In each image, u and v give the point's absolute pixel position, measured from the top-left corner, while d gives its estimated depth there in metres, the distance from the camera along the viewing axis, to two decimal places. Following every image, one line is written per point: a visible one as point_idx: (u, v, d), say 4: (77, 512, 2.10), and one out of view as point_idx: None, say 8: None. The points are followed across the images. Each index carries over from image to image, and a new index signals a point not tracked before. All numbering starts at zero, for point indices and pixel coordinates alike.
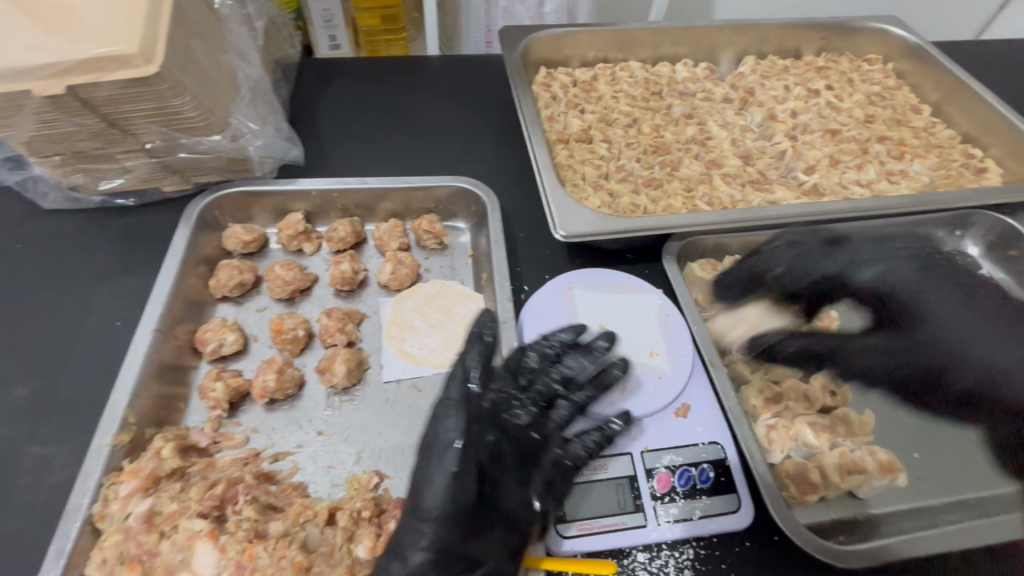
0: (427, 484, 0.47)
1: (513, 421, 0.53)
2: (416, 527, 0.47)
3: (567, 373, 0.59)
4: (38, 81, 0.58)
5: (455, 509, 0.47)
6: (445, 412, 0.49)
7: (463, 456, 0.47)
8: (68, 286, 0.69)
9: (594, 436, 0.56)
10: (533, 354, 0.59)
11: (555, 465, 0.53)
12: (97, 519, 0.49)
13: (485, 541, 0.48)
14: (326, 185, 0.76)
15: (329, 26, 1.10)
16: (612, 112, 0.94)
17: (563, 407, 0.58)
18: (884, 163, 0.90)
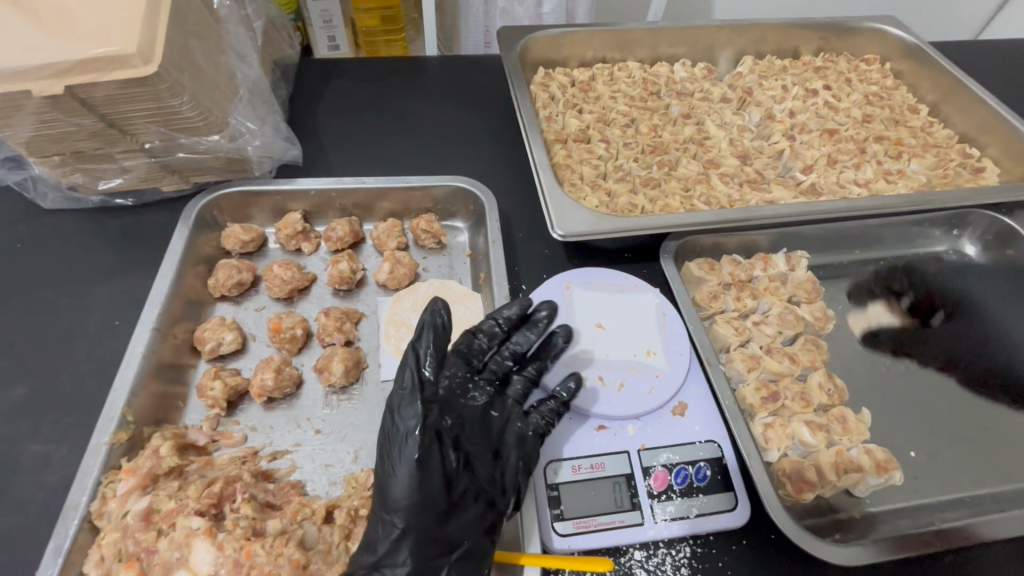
0: (391, 477, 0.49)
1: (469, 405, 0.55)
2: (388, 519, 0.48)
3: (515, 349, 0.60)
4: (37, 81, 0.58)
5: (426, 495, 0.49)
6: (401, 405, 0.50)
7: (423, 444, 0.49)
8: (68, 285, 0.69)
9: (550, 405, 0.58)
10: (482, 335, 0.60)
11: (517, 437, 0.54)
12: (94, 517, 0.49)
13: (459, 521, 0.49)
14: (325, 185, 0.76)
15: (328, 26, 1.11)
16: (610, 112, 0.94)
17: (517, 382, 0.59)
18: (882, 162, 0.90)
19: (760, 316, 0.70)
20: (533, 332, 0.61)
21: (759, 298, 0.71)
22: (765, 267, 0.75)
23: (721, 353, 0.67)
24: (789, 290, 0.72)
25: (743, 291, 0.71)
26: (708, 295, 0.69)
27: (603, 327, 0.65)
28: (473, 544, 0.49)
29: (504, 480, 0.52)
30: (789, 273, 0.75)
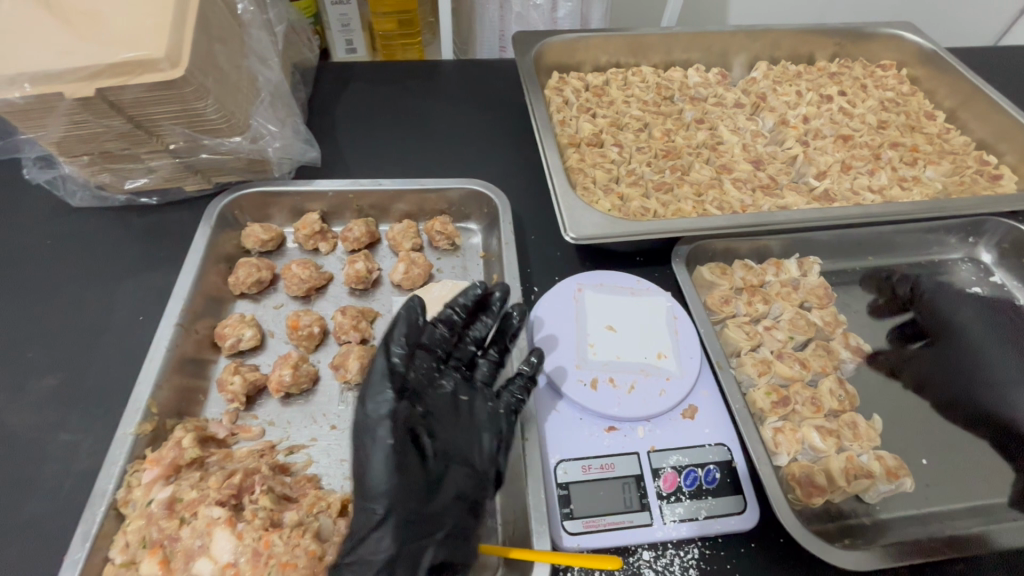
0: (368, 466, 0.49)
1: (438, 392, 0.56)
2: (368, 507, 0.49)
3: (477, 335, 0.61)
4: (69, 84, 0.60)
5: (404, 480, 0.49)
6: (371, 393, 0.51)
7: (396, 431, 0.50)
8: (95, 281, 0.71)
9: (518, 383, 0.58)
10: (441, 324, 0.58)
11: (489, 415, 0.57)
12: (120, 505, 0.50)
13: (441, 502, 0.51)
14: (344, 187, 0.78)
15: (346, 30, 1.13)
16: (623, 117, 0.95)
17: (484, 365, 0.60)
18: (897, 169, 0.90)
19: (772, 321, 0.70)
20: (491, 317, 0.61)
21: (771, 303, 0.71)
22: (778, 272, 0.75)
23: (732, 357, 0.68)
24: (801, 296, 0.72)
25: (755, 296, 0.71)
26: (720, 299, 0.70)
27: (613, 329, 0.66)
28: (455, 522, 0.51)
29: (481, 458, 0.55)
30: (801, 278, 0.75)
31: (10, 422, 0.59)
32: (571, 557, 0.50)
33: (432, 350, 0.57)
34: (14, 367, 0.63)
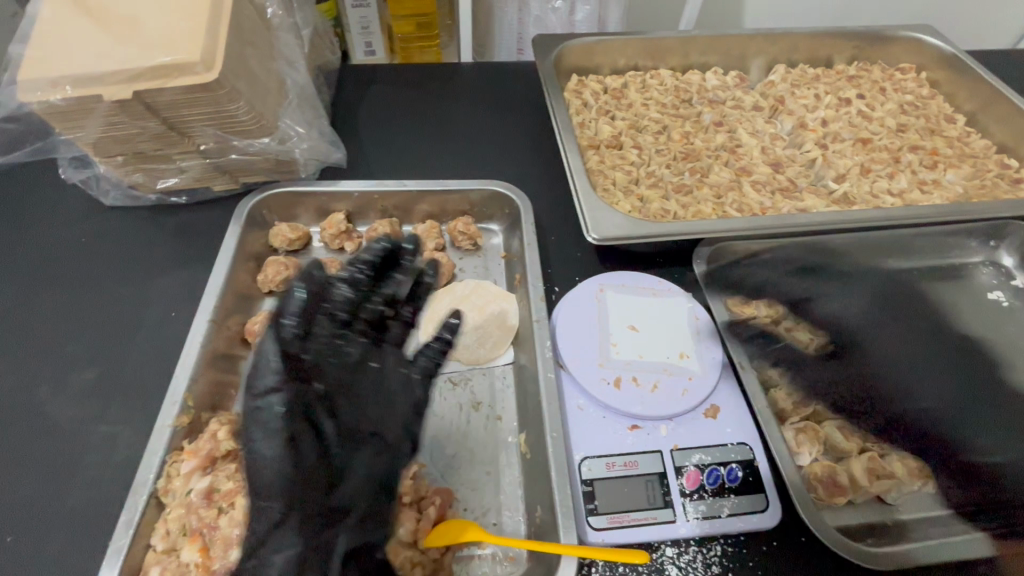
0: (260, 457, 0.47)
1: (342, 361, 0.51)
2: (264, 506, 0.47)
3: (388, 291, 0.56)
4: (107, 86, 0.62)
5: (303, 472, 0.47)
6: (259, 374, 0.49)
7: (288, 424, 0.47)
8: (129, 278, 0.73)
9: (434, 345, 0.55)
10: (344, 284, 0.53)
11: (403, 382, 0.54)
12: (161, 494, 0.52)
13: (347, 491, 0.49)
14: (369, 188, 0.80)
15: (366, 33, 1.14)
16: (642, 119, 0.96)
17: (398, 326, 0.56)
18: (917, 172, 0.90)
19: (792, 323, 0.71)
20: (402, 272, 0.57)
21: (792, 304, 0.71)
22: (797, 274, 0.76)
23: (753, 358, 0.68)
24: (821, 298, 0.73)
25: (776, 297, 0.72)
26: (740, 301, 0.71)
27: (635, 330, 0.67)
28: (369, 506, 0.50)
29: (395, 433, 0.52)
30: (821, 280, 0.76)
31: (53, 413, 0.62)
32: (595, 550, 0.51)
33: (335, 315, 0.52)
34: (56, 361, 0.66)
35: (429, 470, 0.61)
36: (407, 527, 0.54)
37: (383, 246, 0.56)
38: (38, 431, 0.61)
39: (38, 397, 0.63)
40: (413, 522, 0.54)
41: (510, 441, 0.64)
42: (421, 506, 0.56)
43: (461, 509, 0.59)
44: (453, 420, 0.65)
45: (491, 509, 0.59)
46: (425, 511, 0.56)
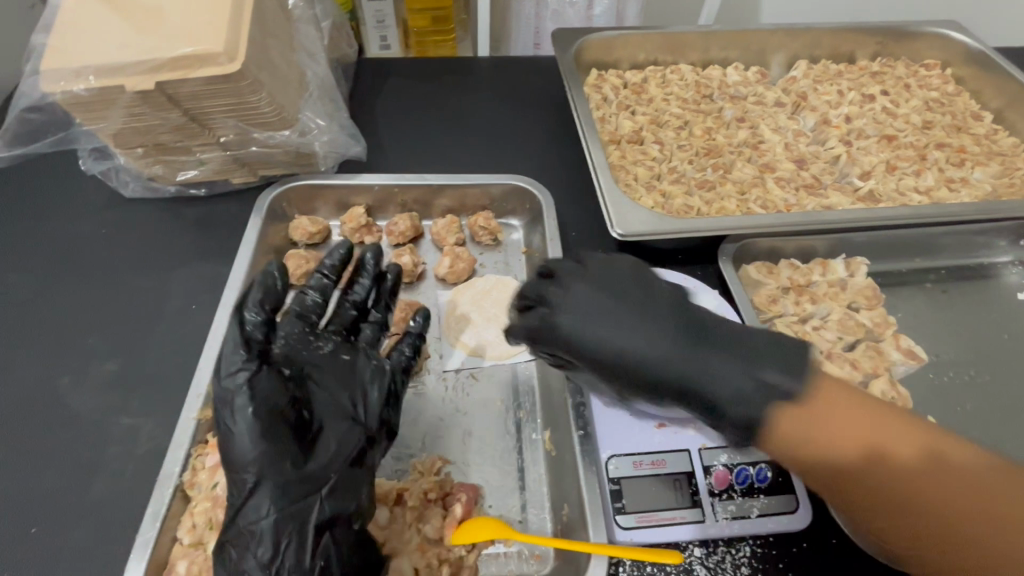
0: (232, 438, 0.49)
1: (315, 352, 0.57)
2: (238, 479, 0.49)
3: (356, 299, 0.63)
4: (130, 77, 0.62)
5: (275, 444, 0.49)
6: (224, 363, 0.51)
7: (256, 402, 0.49)
8: (149, 270, 0.73)
9: (408, 343, 0.63)
10: (312, 291, 0.60)
11: (373, 370, 0.58)
12: (186, 487, 0.52)
13: (319, 460, 0.51)
14: (389, 181, 0.79)
15: (381, 26, 1.13)
16: (663, 114, 0.95)
17: (367, 329, 0.63)
18: (944, 170, 0.89)
19: (820, 321, 0.70)
20: (366, 278, 0.64)
21: (818, 302, 0.71)
22: (824, 273, 0.75)
23: None
24: (848, 296, 0.73)
25: (802, 296, 0.72)
26: (767, 299, 0.71)
27: None
28: (342, 476, 0.51)
29: (366, 412, 0.56)
30: (848, 279, 0.75)
31: (74, 405, 0.62)
32: (627, 550, 0.51)
33: (304, 318, 0.59)
34: (77, 352, 0.65)
35: (454, 467, 0.61)
36: (435, 523, 0.55)
37: (345, 253, 0.62)
38: (59, 422, 0.61)
39: (59, 388, 0.63)
40: (439, 519, 0.55)
41: (534, 439, 0.64)
42: (446, 503, 0.57)
43: (486, 506, 0.59)
44: (476, 415, 0.65)
45: (516, 505, 0.59)
46: (452, 508, 0.56)
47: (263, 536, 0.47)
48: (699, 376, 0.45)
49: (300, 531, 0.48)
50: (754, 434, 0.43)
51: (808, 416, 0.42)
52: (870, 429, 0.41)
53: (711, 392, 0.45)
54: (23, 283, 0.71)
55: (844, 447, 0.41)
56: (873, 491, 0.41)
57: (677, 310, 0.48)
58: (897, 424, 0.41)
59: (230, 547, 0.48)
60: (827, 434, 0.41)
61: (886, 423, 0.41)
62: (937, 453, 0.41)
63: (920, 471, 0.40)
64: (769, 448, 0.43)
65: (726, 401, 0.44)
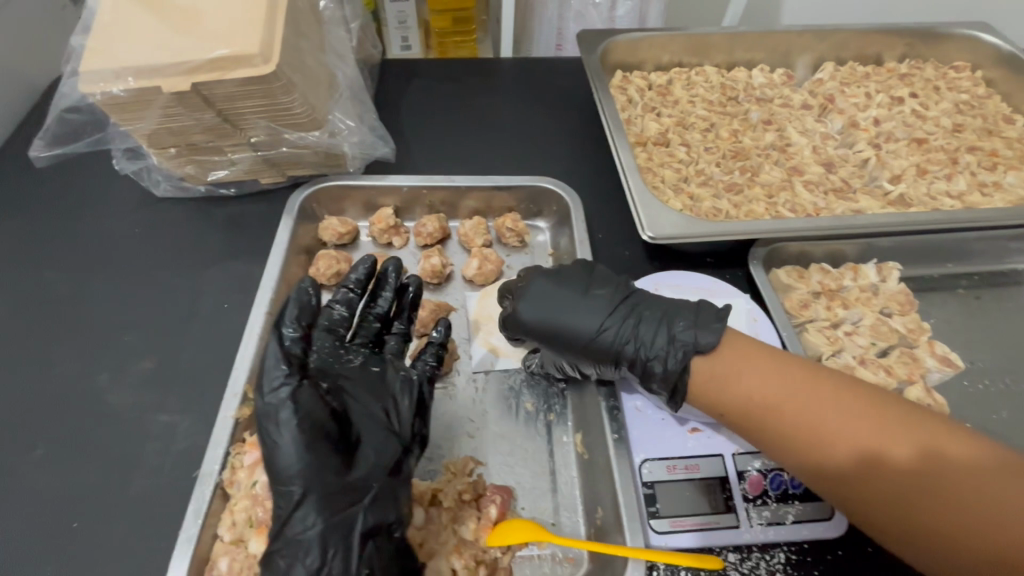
0: (277, 450, 0.51)
1: (347, 365, 0.59)
2: (285, 491, 0.51)
3: (379, 311, 0.64)
4: (166, 79, 0.61)
5: (317, 456, 0.51)
6: (266, 379, 0.54)
7: (297, 413, 0.52)
8: (182, 269, 0.74)
9: (431, 352, 0.64)
10: (339, 305, 0.62)
11: (402, 380, 0.60)
12: (226, 485, 0.55)
13: (360, 469, 0.53)
14: (418, 182, 0.80)
15: (403, 28, 1.11)
16: (689, 116, 0.94)
17: (393, 340, 0.64)
18: (976, 174, 0.88)
19: (852, 326, 0.70)
20: (387, 290, 0.65)
21: (851, 308, 0.71)
22: (856, 277, 0.75)
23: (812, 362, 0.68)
24: (880, 301, 0.73)
25: (834, 300, 0.72)
26: (799, 303, 0.71)
27: None
28: (383, 485, 0.53)
29: (399, 421, 0.57)
30: (880, 284, 0.75)
31: (112, 402, 0.63)
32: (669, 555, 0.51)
33: (333, 331, 0.60)
34: (114, 350, 0.66)
35: (486, 468, 0.62)
36: (471, 525, 0.58)
37: (369, 268, 0.64)
38: (98, 419, 0.61)
39: (96, 385, 0.64)
40: (475, 521, 0.58)
41: (565, 441, 0.65)
42: (481, 504, 0.58)
43: (518, 508, 0.60)
44: (505, 417, 0.65)
45: (549, 508, 0.60)
46: (487, 509, 0.58)
47: (311, 545, 0.49)
48: (632, 339, 0.58)
49: (346, 538, 0.50)
50: (675, 385, 0.56)
51: (717, 365, 0.54)
52: (775, 378, 0.52)
53: (641, 351, 0.57)
54: (59, 281, 0.72)
55: (757, 390, 0.52)
56: (789, 433, 0.50)
57: (611, 290, 0.62)
58: (798, 373, 0.52)
59: (278, 556, 0.49)
60: (735, 379, 0.53)
61: (786, 373, 0.52)
62: (838, 395, 0.50)
63: (821, 406, 0.50)
64: (694, 399, 0.56)
65: (653, 357, 0.57)
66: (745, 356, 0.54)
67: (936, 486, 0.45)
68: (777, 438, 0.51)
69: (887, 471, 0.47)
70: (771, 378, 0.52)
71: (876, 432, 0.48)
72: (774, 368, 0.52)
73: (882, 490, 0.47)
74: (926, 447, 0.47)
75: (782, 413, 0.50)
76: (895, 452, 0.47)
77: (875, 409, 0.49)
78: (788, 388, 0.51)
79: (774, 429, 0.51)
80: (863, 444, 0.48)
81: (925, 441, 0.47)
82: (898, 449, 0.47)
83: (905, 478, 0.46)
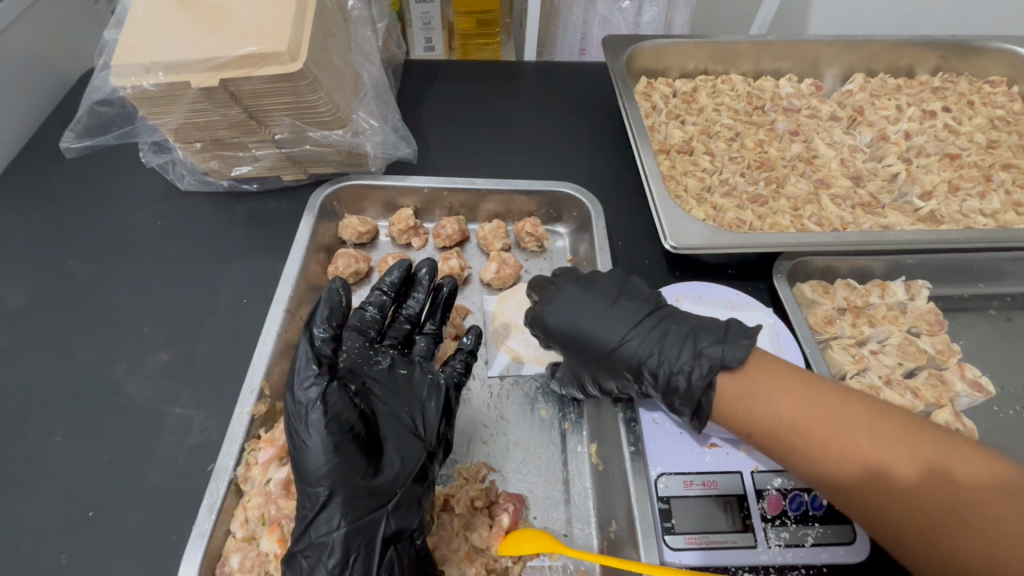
0: (306, 452, 0.51)
1: (375, 367, 0.60)
2: (311, 491, 0.51)
3: (409, 313, 0.66)
4: (195, 74, 0.60)
5: (345, 459, 0.51)
6: (297, 381, 0.53)
7: (328, 415, 0.52)
8: (202, 263, 0.74)
9: (459, 357, 0.64)
10: (372, 307, 0.64)
11: (429, 385, 0.60)
12: (240, 481, 0.56)
13: (386, 474, 0.53)
14: (439, 184, 0.79)
15: (427, 28, 1.10)
16: (713, 125, 0.93)
17: (422, 342, 0.66)
18: (1010, 192, 0.85)
19: (877, 345, 0.69)
20: (419, 292, 0.67)
21: (877, 326, 0.70)
22: (882, 294, 0.73)
23: (836, 380, 0.67)
24: (909, 320, 0.71)
25: (860, 318, 0.70)
26: (823, 320, 0.69)
27: None
28: (407, 491, 0.53)
29: (425, 427, 0.58)
30: (908, 302, 0.73)
31: (130, 392, 0.63)
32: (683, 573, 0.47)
33: (363, 332, 0.62)
34: (133, 343, 0.67)
35: (499, 475, 0.62)
36: (482, 533, 0.57)
37: (403, 271, 0.66)
38: (116, 409, 0.62)
39: (114, 375, 0.64)
40: (485, 529, 0.57)
41: (580, 451, 0.65)
42: (493, 512, 0.58)
43: (531, 517, 0.60)
44: (520, 427, 0.66)
45: (561, 519, 0.60)
46: (498, 517, 0.58)
47: (335, 547, 0.50)
48: (656, 352, 0.56)
49: (368, 543, 0.51)
50: (697, 401, 0.54)
51: (742, 383, 0.52)
52: (801, 397, 0.50)
53: (663, 365, 0.56)
54: (83, 270, 0.73)
55: (782, 409, 0.50)
56: (818, 455, 0.48)
57: (640, 302, 0.60)
58: (825, 394, 0.50)
59: (302, 557, 0.50)
60: (761, 397, 0.51)
61: (813, 394, 0.50)
62: (867, 418, 0.48)
63: (852, 427, 0.47)
64: (720, 417, 0.54)
65: (676, 372, 0.55)
66: (770, 372, 0.52)
67: (977, 519, 0.42)
68: (806, 459, 0.49)
69: (924, 499, 0.44)
70: (788, 394, 0.50)
71: (914, 456, 0.45)
72: (795, 387, 0.51)
73: (919, 517, 0.44)
74: (965, 476, 0.44)
75: (812, 433, 0.48)
76: (932, 477, 0.44)
77: (906, 432, 0.47)
78: (817, 408, 0.49)
79: (789, 446, 0.49)
80: (903, 468, 0.45)
81: (964, 471, 0.44)
82: (934, 477, 0.44)
83: (944, 509, 0.43)
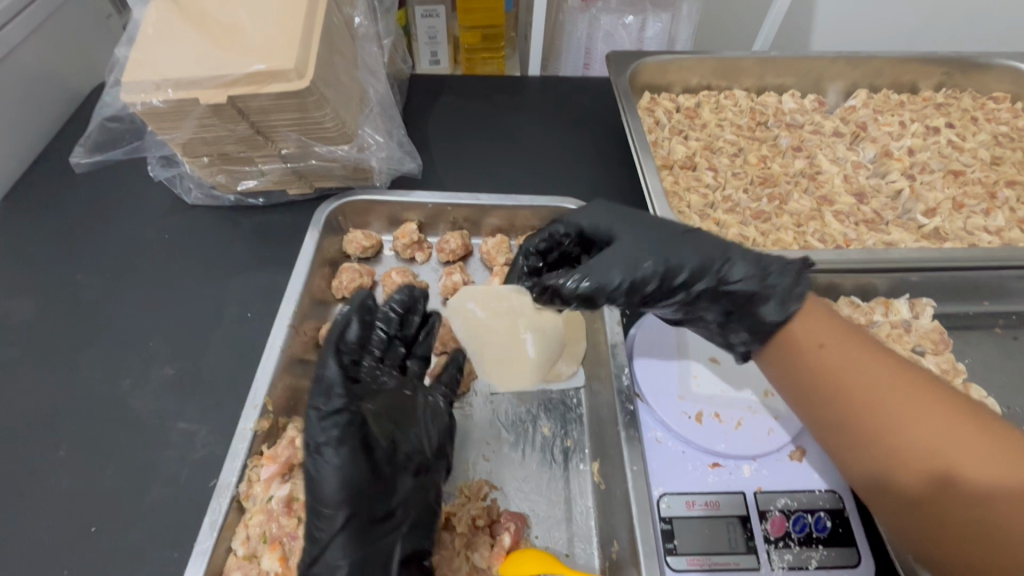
0: (321, 476, 0.51)
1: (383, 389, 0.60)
2: (326, 516, 0.50)
3: (408, 336, 0.66)
4: (202, 91, 0.61)
5: (361, 484, 0.52)
6: (317, 406, 0.54)
7: (347, 439, 0.52)
8: (209, 277, 0.75)
9: (450, 373, 0.66)
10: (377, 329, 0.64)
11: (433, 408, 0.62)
12: (242, 498, 0.56)
13: (400, 497, 0.54)
14: (442, 199, 0.80)
15: (433, 42, 1.11)
16: (716, 140, 0.93)
17: (417, 364, 0.67)
18: (1014, 210, 0.85)
19: None
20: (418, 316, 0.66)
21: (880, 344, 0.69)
22: (887, 312, 0.73)
23: None
24: (913, 339, 0.71)
25: None
26: None
27: (716, 361, 0.65)
28: (420, 514, 0.55)
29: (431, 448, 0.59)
30: (912, 320, 0.73)
31: (134, 407, 0.64)
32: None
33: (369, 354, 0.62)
34: (138, 357, 0.67)
35: (500, 493, 0.62)
36: (483, 552, 0.57)
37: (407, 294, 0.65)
38: (120, 423, 0.62)
39: (119, 390, 0.65)
40: (487, 548, 0.57)
41: (582, 470, 0.65)
42: (494, 531, 0.58)
43: (532, 536, 0.60)
44: (519, 443, 0.65)
45: (563, 538, 0.60)
46: (499, 536, 0.58)
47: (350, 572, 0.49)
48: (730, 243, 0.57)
49: (385, 565, 0.51)
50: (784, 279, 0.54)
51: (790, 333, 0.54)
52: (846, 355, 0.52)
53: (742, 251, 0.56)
54: (90, 284, 0.73)
55: (820, 361, 0.52)
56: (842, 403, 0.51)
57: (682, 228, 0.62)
58: (874, 360, 0.51)
59: None
60: (799, 345, 0.54)
61: (849, 349, 0.52)
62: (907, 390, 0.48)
63: (885, 391, 0.49)
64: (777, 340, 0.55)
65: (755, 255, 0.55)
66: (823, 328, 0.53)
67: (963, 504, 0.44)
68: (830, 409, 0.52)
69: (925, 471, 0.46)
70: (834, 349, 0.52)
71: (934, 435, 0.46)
72: (845, 346, 0.52)
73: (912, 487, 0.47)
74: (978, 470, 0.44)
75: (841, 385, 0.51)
76: (944, 445, 0.45)
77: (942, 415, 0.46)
78: (856, 362, 0.51)
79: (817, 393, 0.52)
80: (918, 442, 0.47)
81: (982, 463, 0.44)
82: (948, 453, 0.45)
83: (943, 473, 0.45)
